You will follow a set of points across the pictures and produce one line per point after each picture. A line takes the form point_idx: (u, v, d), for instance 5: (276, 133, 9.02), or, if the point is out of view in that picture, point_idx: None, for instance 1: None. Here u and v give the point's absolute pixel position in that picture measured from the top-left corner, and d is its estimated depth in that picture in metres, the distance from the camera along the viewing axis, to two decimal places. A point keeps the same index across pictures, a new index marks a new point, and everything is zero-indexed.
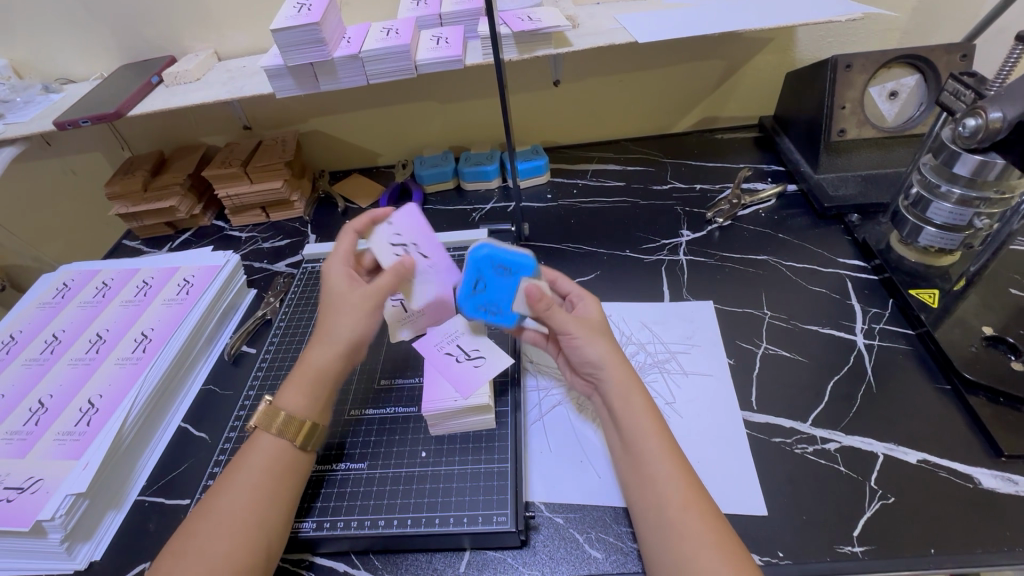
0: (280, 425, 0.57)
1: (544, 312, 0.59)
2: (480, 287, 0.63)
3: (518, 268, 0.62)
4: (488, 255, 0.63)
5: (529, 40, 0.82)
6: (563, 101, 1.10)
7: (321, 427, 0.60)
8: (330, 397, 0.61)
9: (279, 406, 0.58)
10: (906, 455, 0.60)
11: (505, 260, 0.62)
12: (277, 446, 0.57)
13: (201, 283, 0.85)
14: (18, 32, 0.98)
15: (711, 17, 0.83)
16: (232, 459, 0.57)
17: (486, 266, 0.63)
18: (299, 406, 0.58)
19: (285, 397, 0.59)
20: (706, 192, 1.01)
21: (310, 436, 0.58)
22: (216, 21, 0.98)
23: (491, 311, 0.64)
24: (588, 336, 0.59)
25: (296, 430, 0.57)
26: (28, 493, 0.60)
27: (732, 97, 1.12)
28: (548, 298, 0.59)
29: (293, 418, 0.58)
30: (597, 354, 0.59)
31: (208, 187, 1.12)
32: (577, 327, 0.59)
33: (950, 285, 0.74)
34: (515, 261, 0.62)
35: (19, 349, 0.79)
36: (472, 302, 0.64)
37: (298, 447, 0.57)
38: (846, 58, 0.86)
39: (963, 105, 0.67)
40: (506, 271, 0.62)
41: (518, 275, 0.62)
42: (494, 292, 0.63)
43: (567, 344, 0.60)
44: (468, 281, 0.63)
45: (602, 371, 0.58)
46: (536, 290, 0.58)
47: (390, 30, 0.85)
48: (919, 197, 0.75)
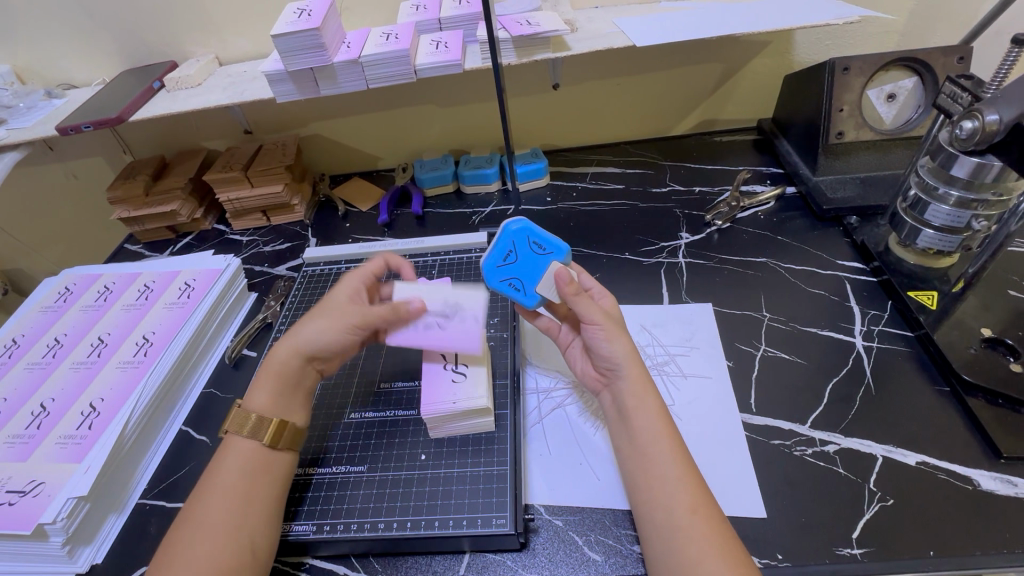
0: (251, 428, 0.58)
1: (570, 298, 0.60)
2: (509, 259, 0.65)
3: (551, 248, 0.64)
4: (523, 229, 0.65)
5: (528, 44, 0.83)
6: (563, 105, 1.11)
7: (293, 423, 0.60)
8: (297, 395, 0.63)
9: (247, 409, 0.59)
10: (905, 457, 0.60)
11: (539, 238, 0.65)
12: (276, 450, 0.57)
13: (202, 287, 0.85)
14: (21, 38, 0.99)
15: (709, 21, 0.84)
16: (208, 463, 0.58)
17: (520, 240, 0.65)
18: (264, 406, 0.59)
19: (254, 399, 0.60)
20: (705, 195, 1.01)
21: (279, 432, 0.58)
22: (217, 27, 0.98)
23: (515, 285, 0.65)
24: (612, 331, 0.59)
25: (266, 429, 0.58)
26: (30, 496, 0.60)
27: (731, 100, 1.13)
28: (575, 285, 0.60)
29: (262, 419, 0.58)
30: (619, 349, 0.59)
31: (209, 191, 1.12)
32: (602, 319, 0.59)
33: (949, 287, 0.74)
34: (547, 242, 0.64)
35: (21, 353, 0.79)
36: (498, 272, 0.66)
37: (270, 445, 0.57)
38: (844, 61, 0.86)
39: (960, 108, 0.67)
40: (539, 249, 0.65)
41: (549, 255, 0.64)
42: (523, 267, 0.65)
43: (589, 333, 0.60)
44: (500, 251, 0.66)
45: (621, 368, 0.58)
46: (564, 276, 0.61)
47: (390, 35, 0.85)
48: (917, 200, 0.75)
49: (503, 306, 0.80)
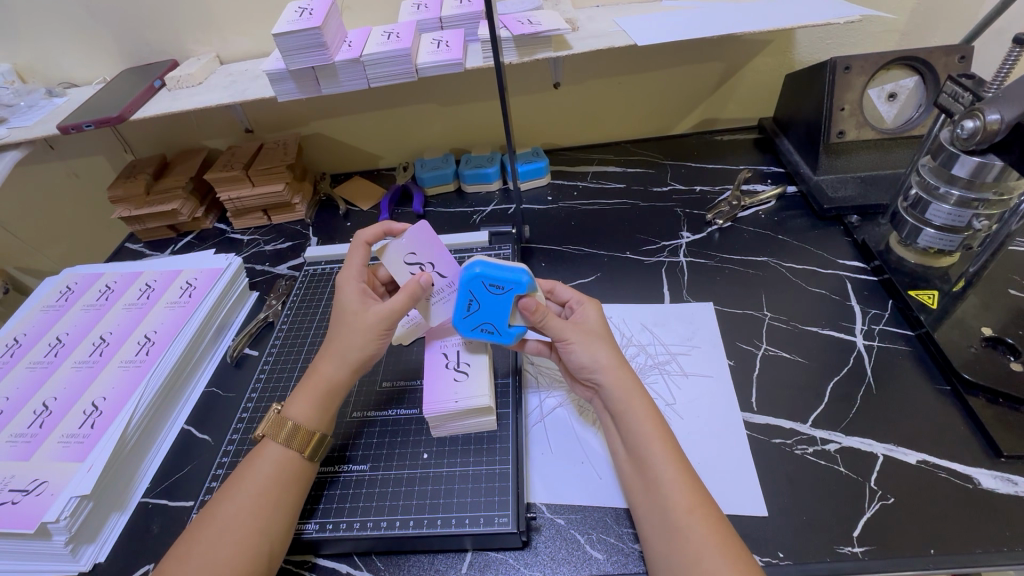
0: (286, 435, 0.58)
1: (539, 323, 0.60)
2: (473, 307, 0.61)
3: (509, 285, 0.59)
4: (476, 273, 0.59)
5: (529, 43, 0.83)
6: (563, 104, 1.11)
7: (328, 437, 0.60)
8: (337, 407, 0.62)
9: (286, 416, 0.58)
10: (906, 455, 0.60)
11: (495, 279, 0.59)
12: (291, 453, 0.57)
13: (203, 286, 0.85)
14: (22, 37, 0.99)
15: (710, 20, 0.84)
16: (240, 464, 0.57)
17: (475, 285, 0.60)
18: (307, 416, 0.59)
19: (294, 406, 0.60)
20: (706, 194, 1.02)
21: (317, 446, 0.58)
22: (218, 25, 0.98)
23: (488, 329, 0.63)
24: (585, 342, 0.60)
25: (304, 441, 0.58)
26: (33, 495, 0.60)
27: (732, 99, 1.12)
28: (542, 309, 0.60)
29: (301, 428, 0.58)
30: (594, 359, 0.60)
31: (210, 190, 1.12)
32: (569, 334, 0.61)
33: (950, 287, 0.74)
34: (503, 280, 0.59)
35: (23, 352, 0.79)
36: (467, 322, 0.63)
37: (306, 457, 0.57)
38: (845, 60, 0.86)
39: (962, 107, 0.67)
40: (497, 289, 0.60)
41: (510, 292, 0.59)
42: (488, 311, 0.61)
43: (563, 350, 0.61)
44: (461, 302, 0.62)
45: (598, 376, 0.59)
46: (531, 303, 0.59)
47: (391, 34, 0.85)
48: (918, 199, 0.75)
49: None
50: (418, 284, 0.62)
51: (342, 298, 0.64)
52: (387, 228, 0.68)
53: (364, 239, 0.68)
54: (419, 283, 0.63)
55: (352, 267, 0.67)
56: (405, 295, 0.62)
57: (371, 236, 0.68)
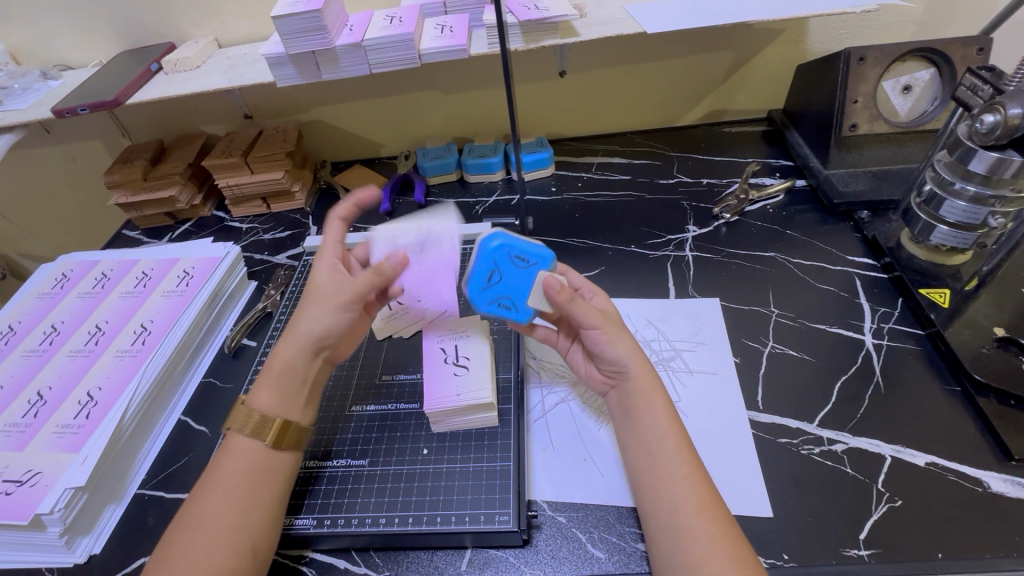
0: (252, 426, 0.56)
1: (565, 304, 0.57)
2: (493, 279, 0.60)
3: (535, 258, 0.59)
4: (502, 244, 0.60)
5: (535, 29, 0.80)
6: (569, 92, 1.08)
7: (297, 422, 0.59)
8: (305, 392, 0.60)
9: (250, 406, 0.57)
10: (915, 457, 0.59)
11: (521, 251, 0.60)
12: (258, 444, 0.56)
13: (200, 276, 0.84)
14: (16, 17, 0.97)
15: (722, 7, 0.81)
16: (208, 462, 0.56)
17: (499, 256, 0.60)
18: (269, 404, 0.57)
19: (255, 396, 0.58)
20: (713, 187, 1.00)
21: (285, 432, 0.57)
22: (216, 7, 0.96)
23: (504, 304, 0.61)
24: (613, 334, 0.58)
25: (269, 430, 0.56)
26: (27, 486, 0.59)
27: (741, 90, 1.10)
28: (567, 290, 0.57)
29: (266, 418, 0.57)
30: (621, 351, 0.58)
31: (208, 177, 1.10)
32: (598, 320, 0.58)
33: (962, 285, 0.73)
34: (528, 252, 0.59)
35: (18, 340, 0.78)
36: (484, 295, 0.60)
37: (273, 445, 0.56)
38: (859, 51, 0.84)
39: (981, 100, 0.65)
40: (522, 262, 0.60)
41: (535, 266, 0.60)
42: (509, 284, 0.60)
43: (588, 337, 0.59)
44: (480, 273, 0.60)
45: (627, 369, 0.58)
46: (555, 283, 0.56)
47: (393, 18, 0.83)
48: (932, 195, 0.73)
49: None
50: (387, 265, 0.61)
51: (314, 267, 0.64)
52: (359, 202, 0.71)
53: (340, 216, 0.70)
54: (389, 265, 0.61)
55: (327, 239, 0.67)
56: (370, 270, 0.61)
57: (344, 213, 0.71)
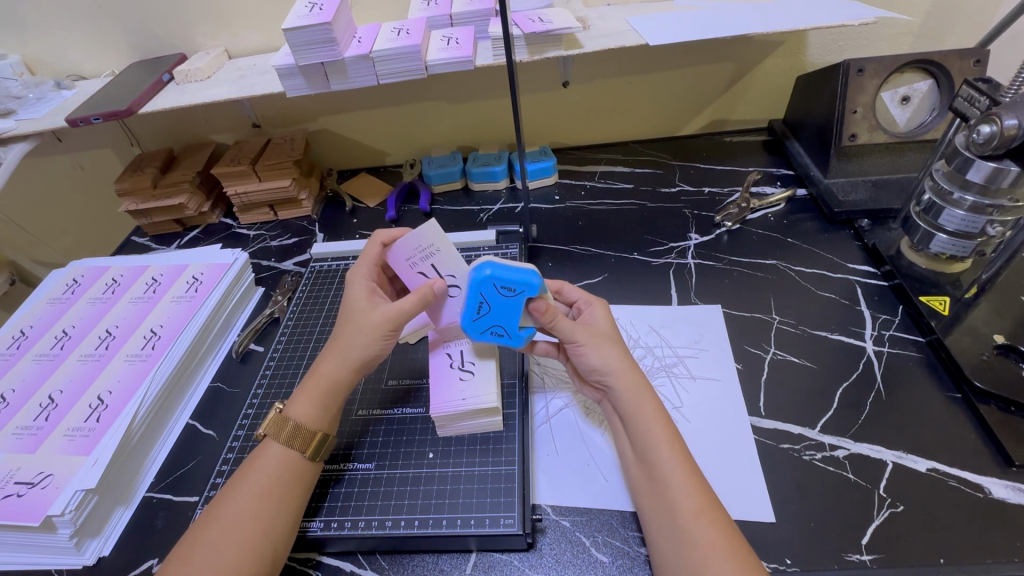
0: (289, 435, 0.57)
1: (549, 324, 0.59)
2: (482, 310, 0.59)
3: (521, 286, 0.58)
4: (486, 276, 0.58)
5: (540, 41, 0.82)
6: (572, 103, 1.10)
7: (330, 437, 0.60)
8: (341, 408, 0.62)
9: (288, 415, 0.58)
10: (916, 463, 0.60)
11: (506, 281, 0.58)
12: (292, 454, 0.57)
13: (210, 281, 0.85)
14: (32, 29, 0.99)
15: (723, 20, 0.83)
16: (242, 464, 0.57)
17: (486, 286, 0.58)
18: (309, 415, 0.59)
19: (296, 405, 0.59)
20: (715, 196, 1.01)
21: (319, 447, 0.58)
22: (227, 19, 0.98)
23: (497, 332, 0.61)
24: (595, 344, 0.60)
25: (305, 441, 0.57)
26: (38, 488, 0.60)
27: (742, 100, 1.12)
28: (551, 309, 0.59)
29: (303, 428, 0.58)
30: (605, 361, 0.59)
31: (216, 185, 1.12)
32: (580, 333, 0.60)
33: (962, 293, 0.74)
34: (517, 282, 0.57)
35: (29, 345, 0.79)
36: (477, 325, 0.61)
37: (307, 457, 0.57)
38: (858, 62, 0.85)
39: (978, 111, 0.67)
40: (508, 291, 0.58)
41: (522, 294, 0.58)
42: (500, 314, 0.59)
43: (573, 352, 0.61)
44: (470, 304, 0.59)
45: (610, 377, 0.59)
46: (541, 305, 0.58)
47: (401, 30, 0.85)
48: (931, 204, 0.75)
49: None
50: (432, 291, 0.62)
51: (350, 297, 0.64)
52: (397, 225, 0.70)
53: (380, 238, 0.70)
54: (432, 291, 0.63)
55: (363, 264, 0.67)
56: (415, 296, 0.62)
57: (387, 236, 0.70)
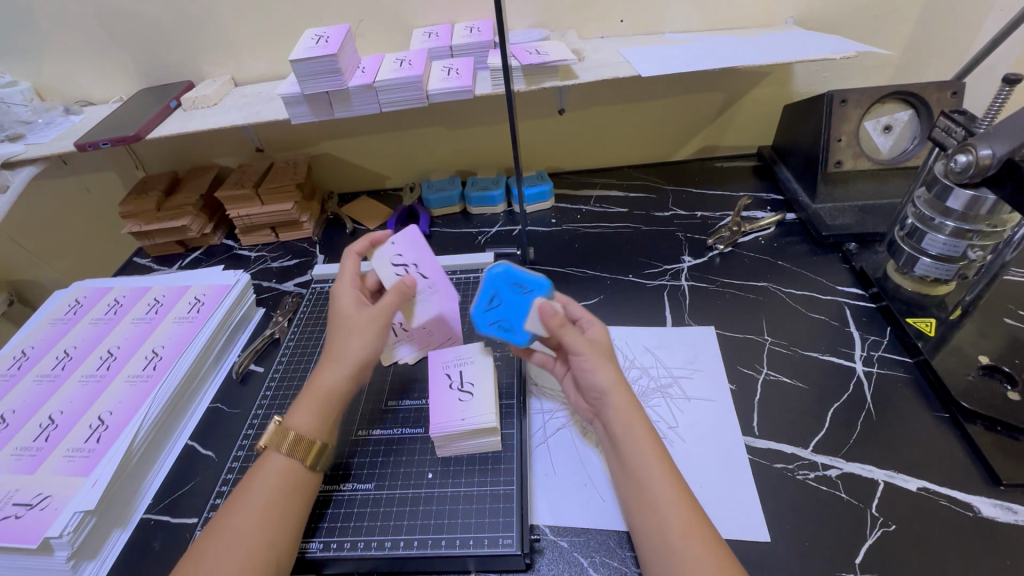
0: (291, 446, 0.58)
1: (558, 331, 0.60)
2: (494, 303, 0.65)
3: (532, 285, 0.63)
4: (504, 271, 0.64)
5: (536, 73, 0.86)
6: (568, 129, 1.14)
7: (329, 447, 0.60)
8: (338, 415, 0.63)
9: (288, 426, 0.59)
10: (907, 482, 0.61)
11: (520, 278, 0.63)
12: (293, 464, 0.57)
13: (211, 303, 0.86)
14: (45, 57, 1.02)
15: (712, 54, 0.87)
16: (244, 476, 0.58)
17: (501, 282, 0.64)
18: (308, 426, 0.59)
19: (296, 415, 0.60)
20: (707, 219, 1.04)
21: (319, 456, 0.59)
22: (235, 49, 1.02)
23: (504, 327, 0.64)
24: (598, 361, 0.60)
25: (306, 450, 0.58)
26: (37, 509, 0.60)
27: (732, 127, 1.16)
28: (561, 317, 0.60)
29: (304, 439, 0.58)
30: (603, 380, 0.60)
31: (219, 207, 1.14)
32: (585, 347, 0.60)
33: (947, 314, 0.76)
34: (529, 280, 0.63)
35: (30, 365, 0.80)
36: (486, 317, 0.65)
37: (308, 467, 0.58)
38: (841, 94, 0.89)
39: (955, 141, 0.70)
40: (523, 288, 0.63)
41: (532, 292, 0.62)
42: (508, 309, 0.64)
43: (577, 365, 0.61)
44: (483, 297, 0.65)
45: (607, 397, 0.59)
46: (550, 309, 0.59)
47: (403, 61, 0.88)
48: (914, 229, 0.77)
49: None
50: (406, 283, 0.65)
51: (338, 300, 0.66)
52: (372, 238, 0.70)
53: (354, 250, 0.70)
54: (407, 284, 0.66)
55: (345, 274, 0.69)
56: (395, 294, 0.65)
57: (360, 248, 0.70)
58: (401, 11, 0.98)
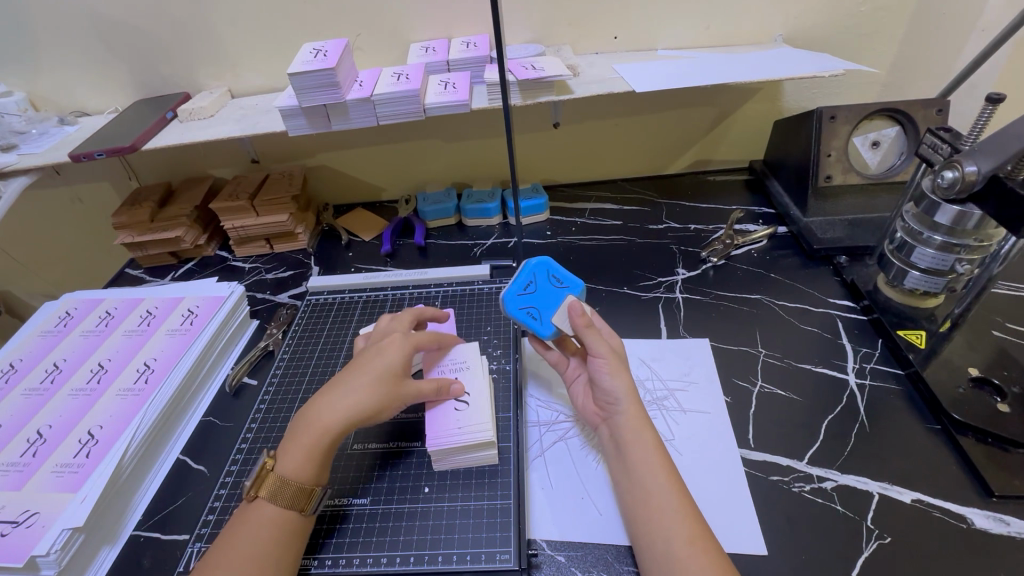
0: (279, 493, 0.56)
1: (582, 329, 0.63)
2: (528, 289, 0.68)
3: (568, 282, 0.68)
4: (543, 263, 0.70)
5: (532, 87, 0.87)
6: (563, 143, 1.15)
7: (321, 489, 0.59)
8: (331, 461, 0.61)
9: (279, 472, 0.57)
10: (901, 494, 0.61)
11: (558, 273, 0.69)
12: (284, 510, 0.56)
13: (205, 315, 0.86)
14: (40, 68, 1.02)
15: (705, 70, 0.89)
16: (229, 525, 0.56)
17: (540, 272, 0.69)
18: (298, 471, 0.58)
19: (285, 461, 0.58)
20: (700, 232, 1.05)
21: (310, 499, 0.58)
22: (232, 61, 1.02)
23: (532, 313, 0.66)
24: (616, 368, 0.61)
25: (296, 496, 0.57)
26: (23, 527, 0.59)
27: (724, 142, 1.17)
28: (586, 317, 0.63)
29: (293, 483, 0.57)
30: (620, 386, 0.60)
31: (213, 218, 1.14)
32: (605, 351, 0.61)
33: (937, 326, 0.77)
34: (565, 277, 0.69)
35: (18, 379, 0.78)
36: (517, 301, 0.67)
37: (299, 512, 0.57)
38: (831, 110, 0.91)
39: (941, 157, 0.71)
40: (557, 283, 0.69)
41: (566, 287, 0.68)
42: (540, 297, 0.67)
43: (593, 368, 0.62)
44: (520, 283, 0.69)
45: (621, 404, 0.60)
46: (577, 308, 0.63)
47: (400, 75, 0.89)
48: (903, 242, 0.79)
49: (506, 338, 0.81)
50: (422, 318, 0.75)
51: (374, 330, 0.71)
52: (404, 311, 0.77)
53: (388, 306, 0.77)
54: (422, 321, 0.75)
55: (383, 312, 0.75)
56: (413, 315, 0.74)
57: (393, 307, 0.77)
58: (398, 26, 0.99)
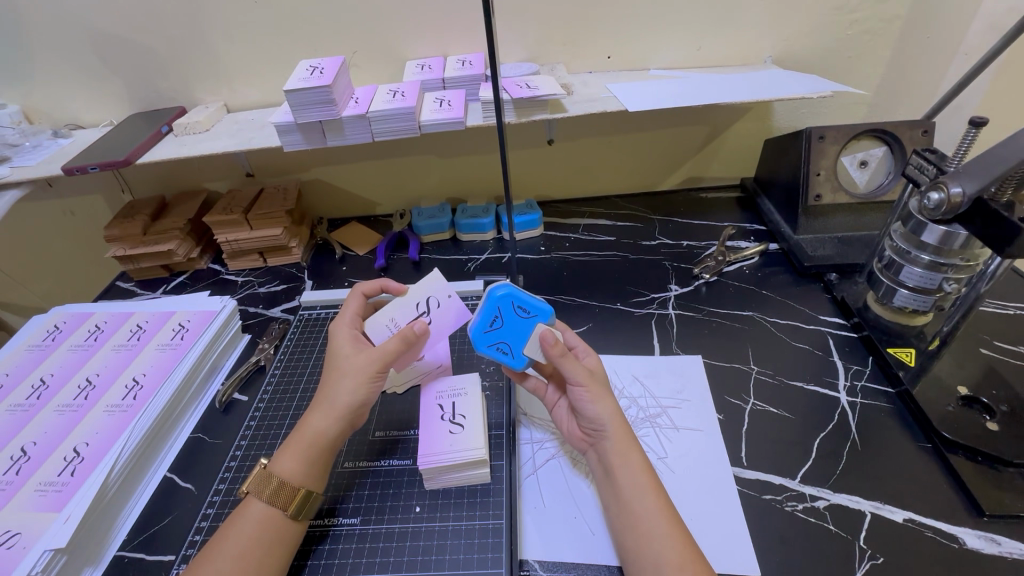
0: (272, 492, 0.56)
1: (557, 358, 0.61)
2: (495, 325, 0.65)
3: (534, 310, 0.64)
4: (507, 294, 0.65)
5: (526, 106, 0.88)
6: (557, 159, 1.16)
7: (316, 493, 0.59)
8: (326, 463, 0.61)
9: (272, 471, 0.57)
10: (893, 513, 0.61)
11: (523, 302, 0.65)
12: (274, 511, 0.56)
13: (196, 329, 0.85)
14: (36, 81, 1.02)
15: (696, 90, 0.90)
16: (219, 527, 0.56)
17: (504, 303, 0.65)
18: (293, 472, 0.58)
19: (280, 462, 0.59)
20: (693, 248, 1.06)
21: (302, 503, 0.57)
22: (229, 76, 1.03)
23: (504, 349, 0.65)
24: (596, 393, 0.60)
25: (288, 498, 0.57)
26: (4, 547, 0.58)
27: (715, 160, 1.19)
28: (560, 345, 0.61)
29: (287, 484, 0.57)
30: (602, 411, 0.60)
31: (207, 231, 1.13)
32: (587, 379, 0.61)
33: (925, 345, 0.78)
34: (531, 305, 0.64)
35: (4, 394, 0.77)
36: (486, 339, 0.65)
37: (289, 515, 0.56)
38: (819, 130, 0.93)
39: (927, 178, 0.73)
40: (523, 312, 0.65)
41: (534, 317, 0.64)
42: (507, 331, 0.65)
43: (574, 396, 0.61)
44: (484, 318, 0.65)
45: (605, 429, 0.60)
46: (550, 338, 0.61)
47: (396, 92, 0.90)
48: (892, 261, 0.80)
49: None
50: (412, 329, 0.63)
51: (335, 343, 0.66)
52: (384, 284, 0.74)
53: (361, 290, 0.73)
54: (414, 329, 0.64)
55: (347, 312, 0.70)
56: (398, 338, 0.63)
57: (367, 288, 0.74)
58: (395, 44, 1.00)
